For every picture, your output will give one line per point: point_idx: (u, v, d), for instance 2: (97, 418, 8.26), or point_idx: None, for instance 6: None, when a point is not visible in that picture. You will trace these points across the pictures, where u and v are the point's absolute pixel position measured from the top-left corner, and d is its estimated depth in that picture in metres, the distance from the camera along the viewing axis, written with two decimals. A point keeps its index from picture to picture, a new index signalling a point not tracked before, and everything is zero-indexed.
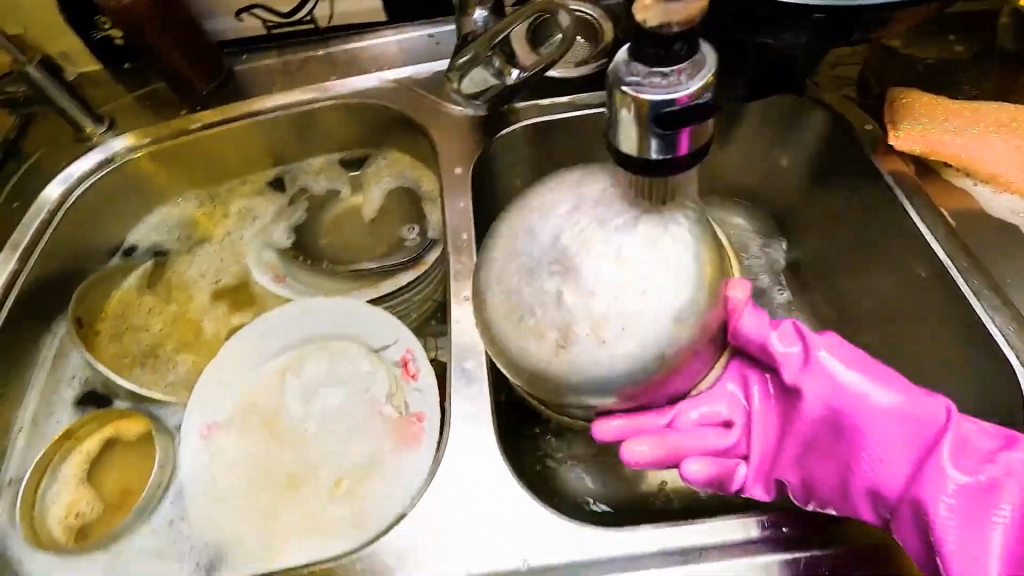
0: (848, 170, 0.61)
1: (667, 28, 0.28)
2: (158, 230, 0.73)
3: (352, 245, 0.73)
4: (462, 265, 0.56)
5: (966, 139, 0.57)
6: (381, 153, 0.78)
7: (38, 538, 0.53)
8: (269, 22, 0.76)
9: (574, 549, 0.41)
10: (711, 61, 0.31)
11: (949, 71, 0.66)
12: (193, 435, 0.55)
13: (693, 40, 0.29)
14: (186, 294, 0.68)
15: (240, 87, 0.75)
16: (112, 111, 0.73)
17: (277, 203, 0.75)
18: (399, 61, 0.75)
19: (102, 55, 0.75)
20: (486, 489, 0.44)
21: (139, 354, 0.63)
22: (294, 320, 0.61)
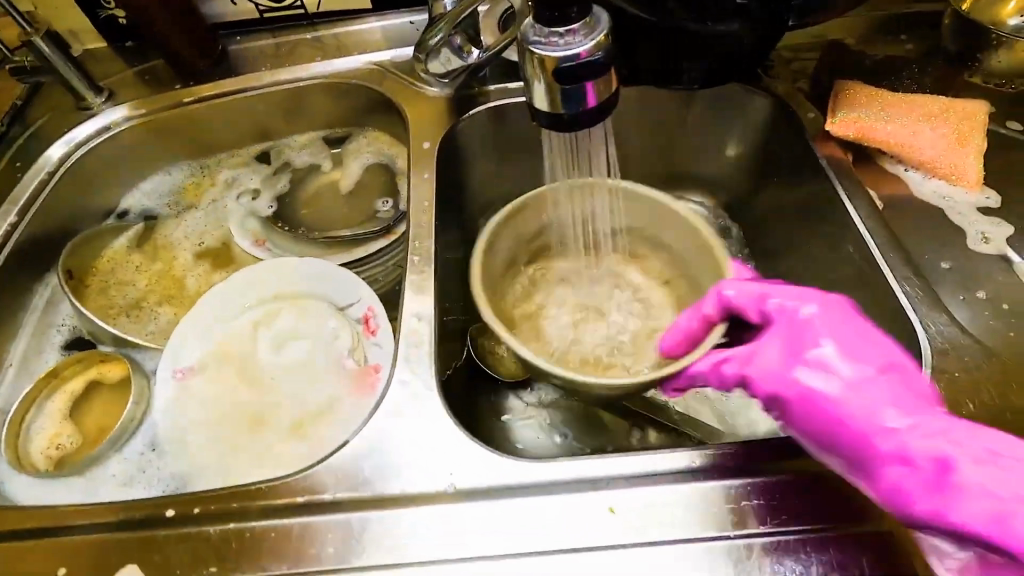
0: (791, 155, 0.65)
1: None
2: (151, 196, 0.79)
3: (331, 216, 0.78)
4: (421, 228, 0.60)
5: (898, 126, 0.61)
6: (362, 131, 0.83)
7: (20, 464, 0.57)
8: (261, 5, 0.79)
9: (495, 474, 0.45)
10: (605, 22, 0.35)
11: (895, 67, 0.70)
12: (167, 376, 0.60)
13: (584, 4, 0.34)
14: (172, 254, 0.73)
15: (232, 66, 0.80)
16: (112, 83, 0.79)
17: (263, 174, 0.81)
18: (382, 45, 0.80)
19: (106, 32, 0.80)
20: (423, 423, 0.48)
21: (124, 306, 0.69)
22: (268, 278, 0.65)
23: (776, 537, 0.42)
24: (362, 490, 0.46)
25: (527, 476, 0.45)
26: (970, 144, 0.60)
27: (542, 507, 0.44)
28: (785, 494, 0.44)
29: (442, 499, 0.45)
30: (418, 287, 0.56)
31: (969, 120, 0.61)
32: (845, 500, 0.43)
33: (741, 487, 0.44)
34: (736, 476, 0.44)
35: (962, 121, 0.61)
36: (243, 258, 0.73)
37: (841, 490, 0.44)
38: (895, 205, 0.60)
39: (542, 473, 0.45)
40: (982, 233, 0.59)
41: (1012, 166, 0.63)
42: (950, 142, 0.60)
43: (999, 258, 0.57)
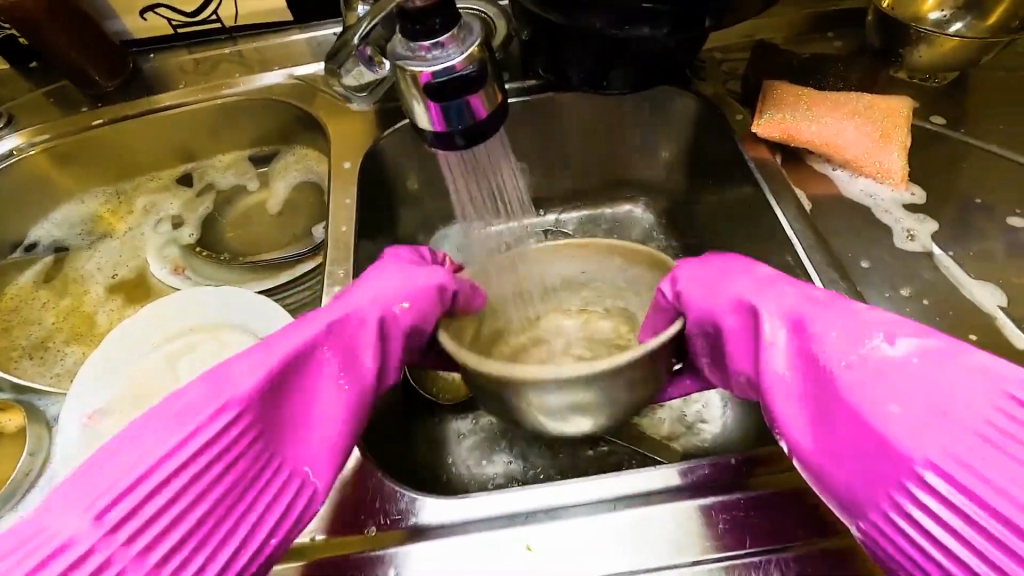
0: (720, 158, 0.65)
1: (413, 4, 0.30)
2: (61, 226, 0.74)
3: (257, 239, 0.74)
4: (339, 253, 0.58)
5: (824, 126, 0.61)
6: (289, 149, 0.79)
7: None
8: (174, 21, 0.75)
9: (411, 515, 0.44)
10: (477, 29, 0.32)
11: (824, 65, 0.70)
12: (73, 422, 0.55)
13: (449, 14, 0.31)
14: (82, 288, 0.69)
15: (145, 84, 0.76)
16: (14, 107, 0.74)
17: (183, 198, 0.77)
18: (305, 58, 0.77)
19: (7, 55, 0.75)
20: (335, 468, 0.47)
21: (28, 347, 0.65)
22: (182, 310, 0.61)
23: (700, 562, 0.41)
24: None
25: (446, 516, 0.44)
26: (893, 141, 0.60)
27: (461, 548, 0.42)
28: (709, 518, 0.42)
29: (356, 544, 0.43)
30: None
31: (893, 118, 0.61)
32: (768, 519, 0.42)
33: (661, 516, 0.43)
34: (654, 503, 0.43)
35: (885, 120, 0.61)
36: (161, 289, 0.69)
37: (768, 508, 0.43)
38: (824, 205, 0.60)
39: (456, 513, 0.44)
40: (908, 230, 0.59)
41: (936, 161, 0.63)
42: (872, 139, 0.60)
43: (924, 254, 0.57)
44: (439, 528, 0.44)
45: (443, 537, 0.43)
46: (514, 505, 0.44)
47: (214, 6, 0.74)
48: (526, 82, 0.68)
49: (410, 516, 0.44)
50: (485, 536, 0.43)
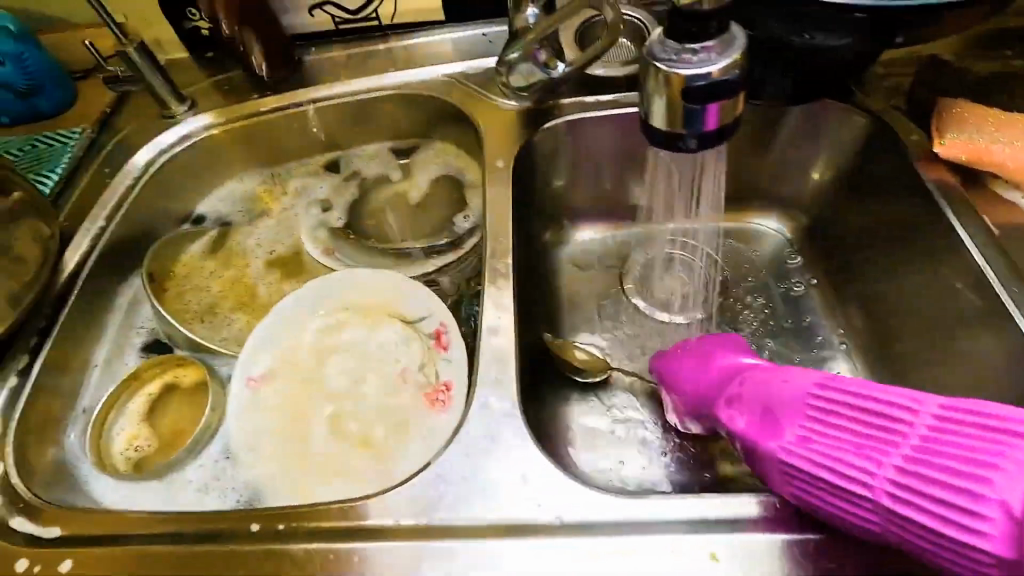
0: (888, 178, 0.62)
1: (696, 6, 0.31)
2: (224, 203, 0.80)
3: (398, 227, 0.77)
4: (498, 245, 0.60)
5: (1016, 150, 0.57)
6: (429, 143, 0.82)
7: (103, 465, 0.58)
8: (337, 18, 0.80)
9: (591, 508, 0.44)
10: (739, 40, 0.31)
11: (999, 87, 0.66)
12: (241, 384, 0.60)
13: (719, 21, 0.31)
14: (244, 261, 0.74)
15: (306, 76, 0.81)
16: (194, 93, 0.81)
17: (332, 182, 0.81)
18: (453, 57, 0.80)
19: (189, 44, 0.83)
20: (521, 459, 0.46)
21: (200, 311, 0.70)
22: (338, 287, 0.65)
23: None
24: (462, 517, 0.44)
25: (636, 515, 0.43)
26: None
27: (637, 550, 0.42)
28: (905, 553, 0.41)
29: (538, 532, 0.43)
30: (497, 301, 0.56)
31: None
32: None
33: (845, 545, 0.42)
34: (841, 530, 0.42)
35: None
36: (314, 268, 0.73)
37: None
38: (1012, 231, 0.56)
39: (636, 513, 0.43)
40: None
41: None
42: None
43: None
44: (622, 525, 0.43)
45: (629, 535, 0.42)
46: (695, 512, 0.43)
47: (376, 4, 0.79)
48: None
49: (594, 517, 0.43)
50: (672, 540, 0.42)
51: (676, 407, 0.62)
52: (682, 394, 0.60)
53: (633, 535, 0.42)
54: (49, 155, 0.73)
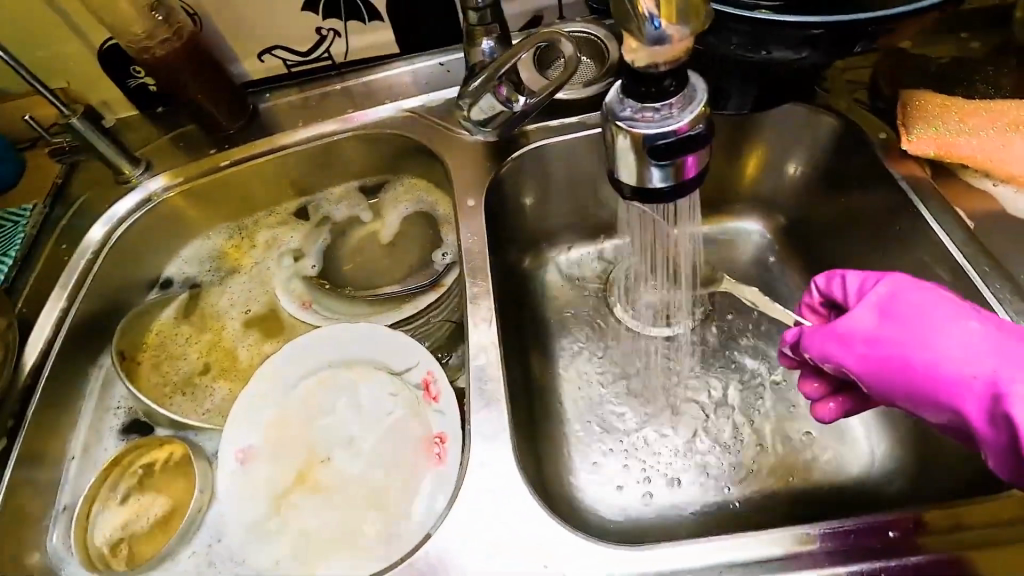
0: (860, 177, 0.62)
1: (654, 67, 0.31)
2: (192, 263, 0.77)
3: (374, 270, 0.75)
4: (478, 287, 0.59)
5: (981, 139, 0.58)
6: (397, 179, 0.81)
7: (92, 561, 0.56)
8: (288, 60, 0.78)
9: (600, 562, 0.43)
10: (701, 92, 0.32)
11: (960, 74, 0.66)
12: (229, 459, 0.58)
13: (682, 74, 0.31)
14: (219, 323, 0.72)
15: (264, 124, 0.79)
16: (148, 153, 0.78)
17: (303, 230, 0.79)
18: (412, 89, 0.78)
19: (137, 100, 0.80)
20: (524, 519, 0.45)
21: (178, 383, 0.67)
22: (320, 346, 0.63)
23: None
24: None
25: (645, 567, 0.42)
26: None
27: None
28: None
29: None
30: (483, 349, 0.54)
31: None
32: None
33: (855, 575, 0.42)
34: (850, 560, 0.42)
35: None
36: (293, 322, 0.71)
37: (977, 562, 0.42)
38: (987, 222, 0.56)
39: (645, 563, 0.42)
40: None
41: None
42: None
43: None
44: None
45: None
46: (703, 557, 0.43)
47: (326, 44, 0.77)
48: None
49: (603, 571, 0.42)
50: None
51: (842, 344, 0.48)
52: (910, 344, 0.46)
53: None
54: None
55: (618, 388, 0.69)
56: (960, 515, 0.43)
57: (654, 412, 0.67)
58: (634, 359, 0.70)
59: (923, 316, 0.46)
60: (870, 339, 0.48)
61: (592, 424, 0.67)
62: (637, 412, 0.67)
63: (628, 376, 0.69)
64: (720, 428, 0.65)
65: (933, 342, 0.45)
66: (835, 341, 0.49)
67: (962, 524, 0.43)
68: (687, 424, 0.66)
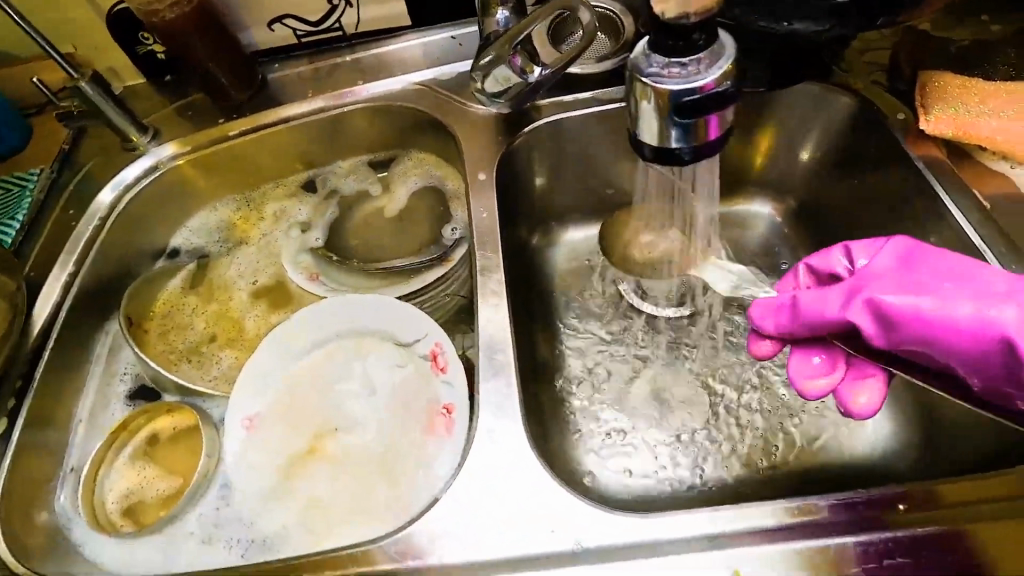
0: (877, 158, 0.62)
1: (685, 19, 0.30)
2: (200, 233, 0.77)
3: (383, 245, 0.75)
4: (488, 259, 0.58)
5: (1002, 120, 0.57)
6: (407, 154, 0.80)
7: (99, 522, 0.56)
8: (299, 30, 0.77)
9: (607, 529, 0.43)
10: (730, 49, 0.31)
11: (982, 55, 0.65)
12: (237, 426, 0.58)
13: (712, 30, 0.31)
14: (227, 293, 0.71)
15: (273, 94, 0.78)
16: (155, 121, 0.77)
17: (311, 202, 0.78)
18: (424, 63, 0.77)
19: (145, 69, 0.79)
20: (533, 485, 0.45)
21: (185, 351, 0.67)
22: (327, 317, 0.63)
23: None
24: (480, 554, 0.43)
25: (649, 536, 0.42)
26: None
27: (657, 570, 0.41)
28: (925, 550, 0.41)
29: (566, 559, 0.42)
30: (493, 321, 0.54)
31: None
32: (969, 555, 0.41)
33: (862, 547, 0.42)
34: (857, 531, 0.42)
35: None
36: (300, 294, 0.71)
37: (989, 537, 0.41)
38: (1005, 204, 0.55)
39: (650, 532, 0.42)
40: None
41: None
42: None
43: None
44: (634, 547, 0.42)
45: (642, 558, 0.42)
46: (711, 526, 0.42)
47: (337, 14, 0.76)
48: None
49: (608, 539, 0.42)
50: (686, 557, 0.41)
51: (849, 297, 0.45)
52: (932, 290, 0.42)
53: (644, 557, 0.42)
54: (8, 202, 0.69)
55: (623, 369, 0.69)
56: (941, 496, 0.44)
57: (658, 394, 0.67)
58: (640, 342, 0.70)
59: (942, 265, 0.43)
60: (885, 285, 0.44)
61: (597, 403, 0.67)
62: (644, 393, 0.67)
63: (632, 358, 0.69)
64: (721, 408, 0.65)
65: (960, 288, 0.42)
66: (851, 290, 0.45)
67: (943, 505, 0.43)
68: (691, 405, 0.66)
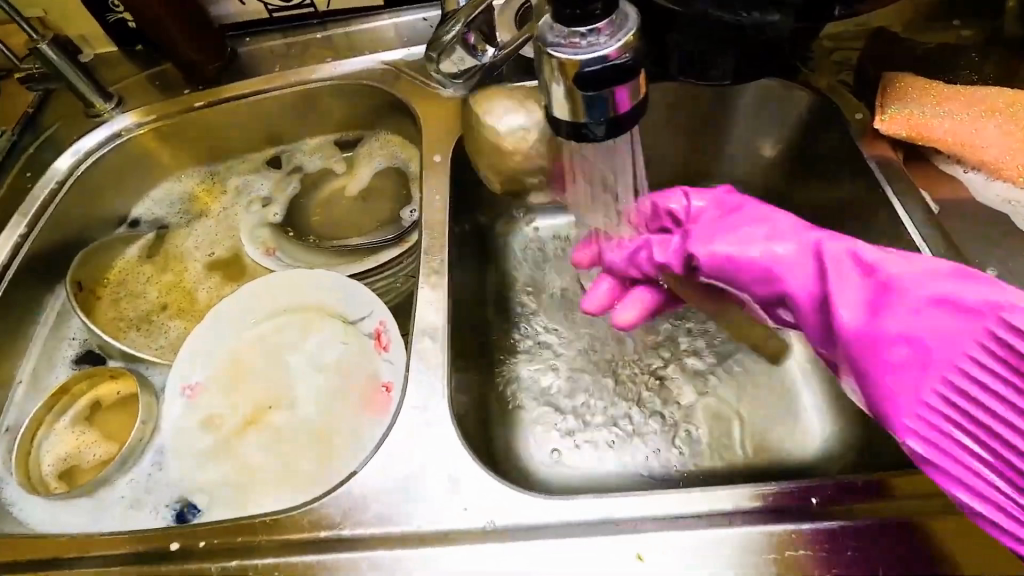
0: (834, 158, 0.61)
1: None
2: (161, 204, 0.77)
3: (343, 223, 0.75)
4: (434, 241, 0.58)
5: (956, 123, 0.56)
6: (373, 134, 0.79)
7: (32, 483, 0.56)
8: (270, 5, 0.76)
9: (517, 508, 0.43)
10: (632, 16, 0.31)
11: (949, 59, 0.65)
12: (176, 393, 0.58)
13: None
14: (182, 265, 0.71)
15: (242, 68, 0.77)
16: (123, 89, 0.77)
17: (274, 178, 0.78)
18: (394, 44, 0.77)
19: (117, 37, 0.79)
20: (451, 462, 0.45)
21: (135, 319, 0.67)
22: (275, 289, 0.62)
23: None
24: (392, 526, 0.43)
25: (555, 519, 0.42)
26: None
27: (558, 551, 0.41)
28: (836, 543, 0.41)
29: (475, 536, 0.42)
30: (433, 302, 0.54)
31: None
32: (876, 552, 0.41)
33: (771, 538, 0.41)
34: (779, 520, 0.42)
35: None
36: (255, 269, 0.71)
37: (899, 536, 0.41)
38: (953, 208, 0.55)
39: (558, 513, 0.43)
40: None
41: None
42: (1016, 140, 0.55)
43: None
44: (541, 528, 0.42)
45: (546, 539, 0.42)
46: (620, 510, 0.42)
47: None
48: None
49: (516, 520, 0.43)
50: (591, 540, 0.41)
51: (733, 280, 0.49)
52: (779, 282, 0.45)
53: (550, 539, 0.42)
54: None
55: (574, 355, 0.67)
56: (858, 492, 0.43)
57: (606, 381, 0.66)
58: (593, 328, 0.69)
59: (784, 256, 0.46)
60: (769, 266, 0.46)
61: (544, 389, 0.66)
62: (593, 380, 0.66)
63: (584, 344, 0.68)
64: (668, 398, 0.64)
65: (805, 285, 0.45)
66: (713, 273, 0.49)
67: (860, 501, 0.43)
68: (639, 395, 0.64)
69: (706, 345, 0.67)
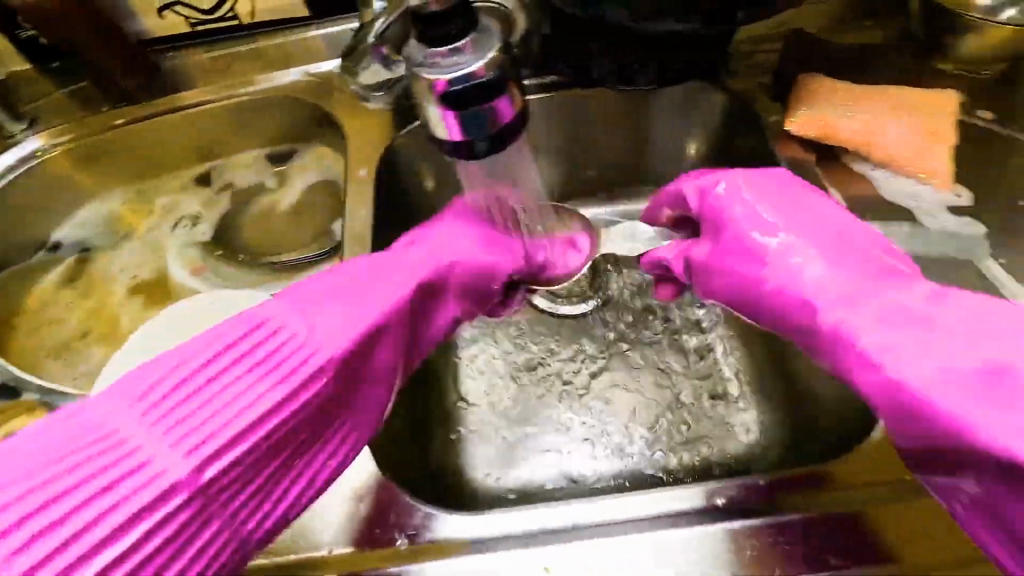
0: (753, 159, 0.62)
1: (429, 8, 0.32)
2: (83, 227, 0.74)
3: (274, 239, 0.73)
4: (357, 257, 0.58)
5: (864, 122, 0.58)
6: (306, 147, 0.78)
7: None
8: (191, 18, 0.73)
9: (471, 525, 0.47)
10: (490, 36, 0.35)
11: (861, 59, 0.66)
12: None
13: (467, 19, 0.34)
14: (106, 289, 0.69)
15: (165, 83, 0.75)
16: (38, 108, 0.74)
17: (202, 196, 0.76)
18: (323, 55, 0.75)
19: (30, 55, 0.73)
20: None
21: (54, 347, 0.66)
22: (198, 312, 0.60)
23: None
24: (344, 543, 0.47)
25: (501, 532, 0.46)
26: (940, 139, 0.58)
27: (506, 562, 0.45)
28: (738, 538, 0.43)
29: (422, 553, 0.46)
30: None
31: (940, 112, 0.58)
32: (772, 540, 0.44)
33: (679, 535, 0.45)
34: (689, 521, 0.46)
35: (932, 115, 0.58)
36: (182, 290, 0.69)
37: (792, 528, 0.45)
38: (860, 206, 0.57)
39: (509, 525, 0.47)
40: None
41: (974, 157, 0.60)
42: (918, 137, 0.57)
43: None
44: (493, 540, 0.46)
45: (498, 550, 0.46)
46: (564, 520, 0.46)
47: (230, 2, 0.73)
48: (547, 78, 0.65)
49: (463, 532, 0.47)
50: (542, 549, 0.46)
51: None
52: None
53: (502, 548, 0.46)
54: None
55: (512, 366, 0.67)
56: (765, 490, 0.46)
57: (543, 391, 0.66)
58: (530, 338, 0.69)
59: None
60: None
61: (482, 402, 0.66)
62: (530, 390, 0.66)
63: (522, 354, 0.68)
64: (604, 405, 0.64)
65: None
66: None
67: (766, 497, 0.46)
68: (576, 403, 0.65)
69: (642, 349, 0.67)
